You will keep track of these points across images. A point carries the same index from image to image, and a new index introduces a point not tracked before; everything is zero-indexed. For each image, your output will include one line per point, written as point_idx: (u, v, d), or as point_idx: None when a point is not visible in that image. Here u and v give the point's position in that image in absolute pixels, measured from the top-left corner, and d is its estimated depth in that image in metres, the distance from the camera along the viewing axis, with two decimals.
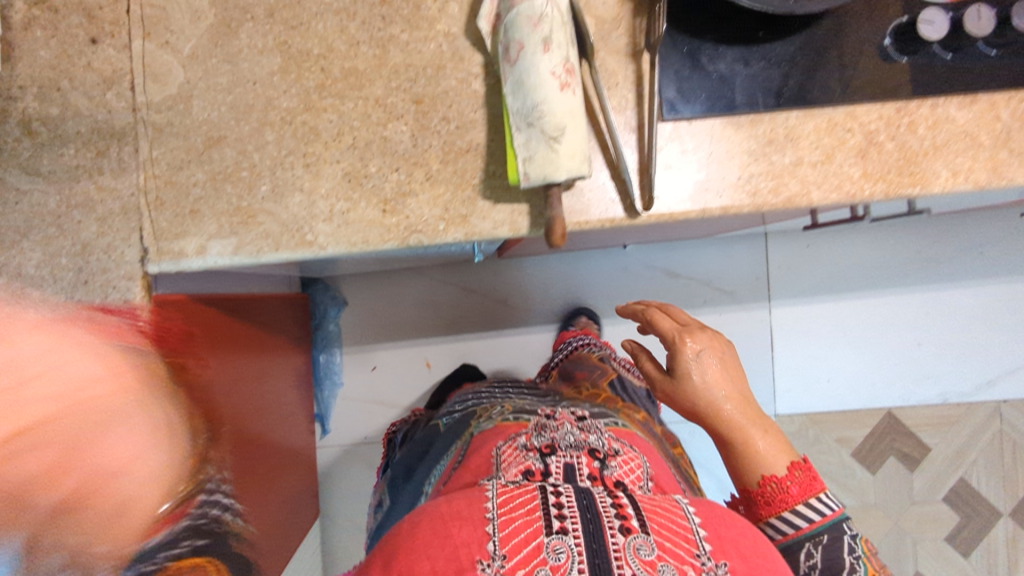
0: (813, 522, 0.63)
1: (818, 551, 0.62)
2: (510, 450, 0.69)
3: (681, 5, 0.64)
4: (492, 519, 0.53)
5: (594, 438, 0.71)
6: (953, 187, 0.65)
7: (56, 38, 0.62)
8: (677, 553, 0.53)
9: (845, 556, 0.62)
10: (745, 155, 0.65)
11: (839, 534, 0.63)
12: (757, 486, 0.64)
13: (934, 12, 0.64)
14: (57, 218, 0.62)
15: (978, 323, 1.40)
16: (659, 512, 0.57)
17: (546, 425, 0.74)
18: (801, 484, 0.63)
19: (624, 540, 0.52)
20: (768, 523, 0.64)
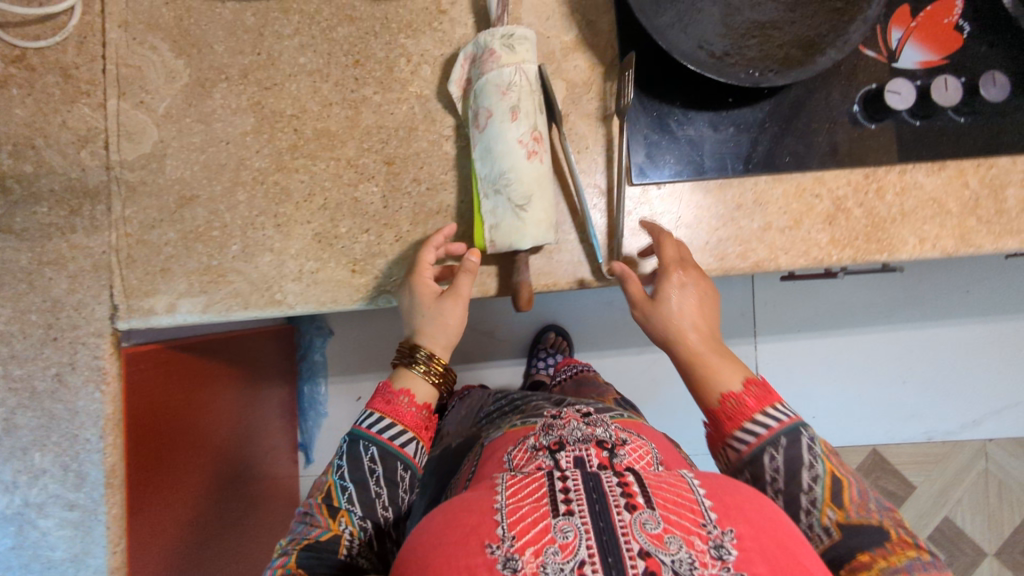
0: (772, 427, 0.52)
1: (779, 452, 0.51)
2: (522, 452, 0.55)
3: (652, 69, 0.64)
4: (501, 511, 0.43)
5: (601, 429, 0.54)
6: (920, 254, 0.66)
7: (32, 96, 0.62)
8: (683, 526, 0.41)
9: (805, 456, 0.51)
10: (713, 220, 0.65)
11: (800, 436, 0.52)
12: (717, 402, 0.55)
13: (900, 83, 0.64)
14: (29, 275, 0.62)
15: (965, 362, 1.35)
16: (664, 486, 0.45)
17: (551, 422, 0.57)
18: (758, 394, 0.54)
19: (630, 516, 0.41)
20: (728, 437, 0.54)
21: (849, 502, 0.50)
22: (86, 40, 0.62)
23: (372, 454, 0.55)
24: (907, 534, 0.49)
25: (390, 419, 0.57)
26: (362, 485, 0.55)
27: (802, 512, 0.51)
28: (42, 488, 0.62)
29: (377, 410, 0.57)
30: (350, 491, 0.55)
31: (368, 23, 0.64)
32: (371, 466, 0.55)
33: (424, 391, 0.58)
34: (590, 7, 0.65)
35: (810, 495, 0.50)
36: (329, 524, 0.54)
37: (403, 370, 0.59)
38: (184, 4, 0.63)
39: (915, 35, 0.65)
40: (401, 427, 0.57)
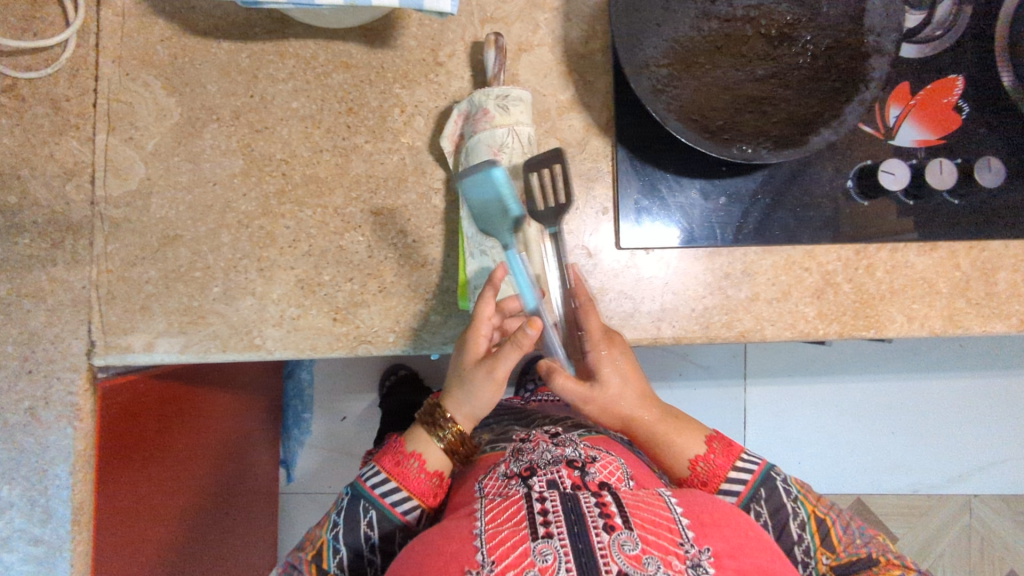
0: (748, 483, 0.61)
1: (762, 505, 0.60)
2: (493, 480, 0.56)
3: (647, 136, 0.64)
4: (481, 537, 0.47)
5: (571, 449, 0.58)
6: (908, 333, 0.65)
7: (20, 126, 0.61)
8: (660, 544, 0.46)
9: (786, 502, 0.61)
10: (701, 288, 0.64)
11: (772, 482, 0.62)
12: (687, 470, 0.62)
13: (894, 164, 0.64)
14: (6, 306, 0.61)
15: (952, 415, 1.32)
16: (639, 505, 0.49)
17: (520, 448, 0.60)
18: (722, 453, 0.62)
19: (608, 537, 0.45)
20: (710, 500, 0.61)
21: (838, 543, 0.61)
22: (79, 73, 0.62)
23: (370, 518, 0.58)
24: (892, 556, 0.59)
25: (398, 486, 0.59)
26: (355, 547, 0.59)
27: (802, 564, 0.60)
28: (7, 522, 0.62)
29: (387, 471, 0.60)
30: (341, 553, 0.59)
31: (364, 71, 0.63)
32: (366, 531, 0.58)
33: (434, 457, 0.60)
34: (588, 67, 0.65)
35: (803, 544, 0.60)
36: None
37: (426, 437, 0.61)
38: (180, 43, 0.63)
39: (912, 113, 0.65)
40: (405, 494, 0.59)
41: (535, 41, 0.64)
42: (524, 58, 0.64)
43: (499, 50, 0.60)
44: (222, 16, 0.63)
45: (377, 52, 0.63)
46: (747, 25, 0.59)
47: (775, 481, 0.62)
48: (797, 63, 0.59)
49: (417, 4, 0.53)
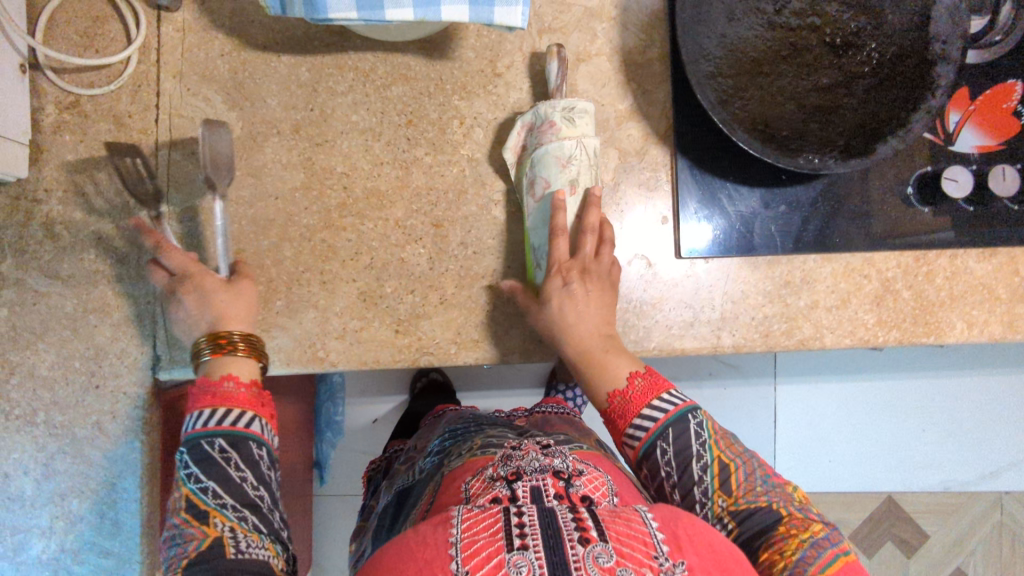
0: (661, 418, 0.54)
1: (667, 444, 0.53)
2: (479, 482, 0.51)
3: (705, 144, 0.64)
4: (455, 544, 0.41)
5: (558, 460, 0.52)
6: (967, 339, 0.65)
7: (85, 143, 0.62)
8: (636, 558, 0.41)
9: (692, 443, 0.53)
10: (760, 296, 0.64)
11: (686, 422, 0.54)
12: (606, 403, 0.56)
13: (958, 170, 0.65)
14: (73, 321, 0.62)
15: (986, 412, 1.28)
16: (615, 518, 0.44)
17: (509, 453, 0.54)
18: (642, 387, 0.55)
19: (584, 550, 0.40)
20: (624, 434, 0.55)
21: (736, 486, 0.53)
22: (141, 89, 0.63)
23: (220, 446, 0.53)
24: (796, 508, 0.52)
25: (218, 409, 0.54)
26: (224, 478, 0.52)
27: (699, 504, 0.53)
28: (76, 535, 0.62)
29: (201, 408, 0.54)
30: (212, 489, 0.52)
31: (423, 83, 0.64)
32: (223, 456, 0.53)
33: (242, 371, 0.57)
34: (646, 76, 0.65)
35: (701, 485, 0.53)
36: (204, 531, 0.50)
37: (210, 362, 0.56)
38: (240, 57, 0.63)
39: (972, 118, 0.65)
40: (238, 410, 0.55)
41: (593, 50, 0.65)
42: (582, 67, 0.65)
43: (562, 61, 0.60)
44: (281, 30, 0.63)
45: (436, 64, 0.64)
46: (811, 33, 0.59)
47: (688, 422, 0.54)
48: (862, 71, 0.58)
49: (487, 19, 0.53)
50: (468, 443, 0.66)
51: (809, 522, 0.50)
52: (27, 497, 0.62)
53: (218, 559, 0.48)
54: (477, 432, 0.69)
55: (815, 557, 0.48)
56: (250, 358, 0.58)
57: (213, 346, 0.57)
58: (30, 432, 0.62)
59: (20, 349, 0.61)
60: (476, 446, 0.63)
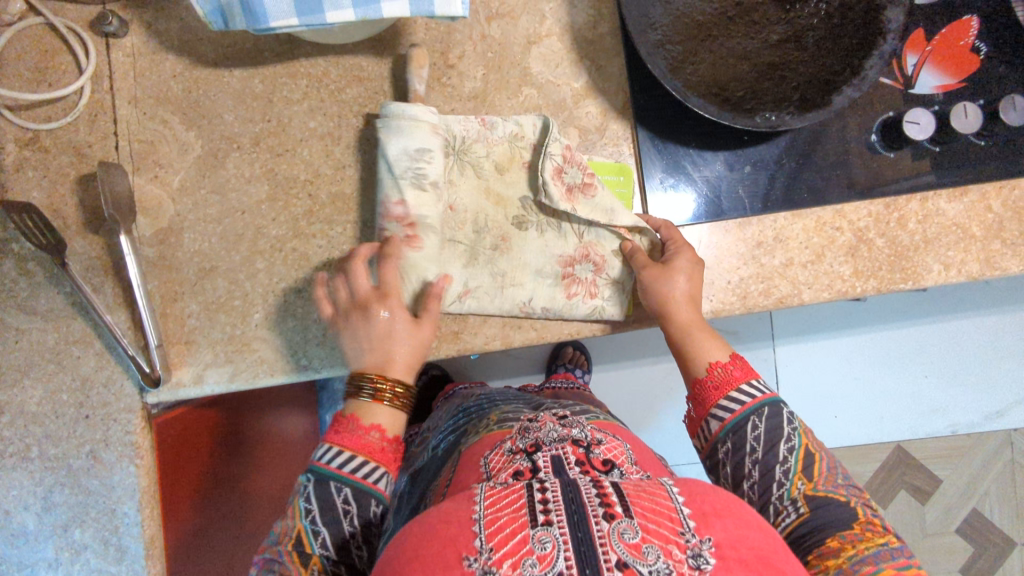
0: (755, 398, 0.56)
1: (762, 422, 0.55)
2: (498, 456, 0.53)
3: (665, 112, 0.64)
4: (479, 521, 0.42)
5: (576, 430, 0.55)
6: (946, 281, 0.64)
7: (48, 177, 0.62)
8: (662, 534, 0.41)
9: (784, 426, 0.55)
10: (735, 259, 0.64)
11: (779, 408, 0.57)
12: (704, 372, 0.58)
13: (918, 113, 0.64)
14: (57, 355, 0.62)
15: (986, 352, 1.27)
16: (640, 493, 0.44)
17: (526, 426, 0.57)
18: (743, 367, 0.58)
19: (608, 526, 0.41)
20: (713, 405, 0.57)
21: (818, 475, 0.54)
22: (98, 117, 0.63)
23: (345, 496, 0.52)
24: (870, 514, 0.53)
25: (358, 457, 0.53)
26: (337, 527, 0.52)
27: (775, 484, 0.54)
28: (83, 563, 0.63)
29: (337, 445, 0.54)
30: (323, 534, 0.52)
31: (377, 83, 0.64)
32: (344, 507, 0.52)
33: (392, 423, 0.56)
34: (598, 51, 0.65)
35: (784, 465, 0.54)
36: (299, 572, 0.51)
37: (368, 403, 0.56)
38: (193, 76, 0.63)
39: (929, 59, 0.66)
40: (370, 466, 0.54)
41: (543, 31, 0.65)
42: (534, 50, 0.65)
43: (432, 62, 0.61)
44: (231, 44, 0.63)
45: (388, 62, 0.64)
46: None
47: (782, 409, 0.57)
48: (812, 25, 0.58)
49: (428, 11, 0.53)
50: (483, 420, 0.69)
51: (885, 531, 0.51)
52: (30, 532, 0.62)
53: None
54: (491, 410, 0.73)
55: (890, 558, 0.48)
56: (394, 409, 0.57)
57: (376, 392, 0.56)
58: (25, 468, 0.62)
59: (7, 388, 0.62)
60: (491, 422, 0.66)
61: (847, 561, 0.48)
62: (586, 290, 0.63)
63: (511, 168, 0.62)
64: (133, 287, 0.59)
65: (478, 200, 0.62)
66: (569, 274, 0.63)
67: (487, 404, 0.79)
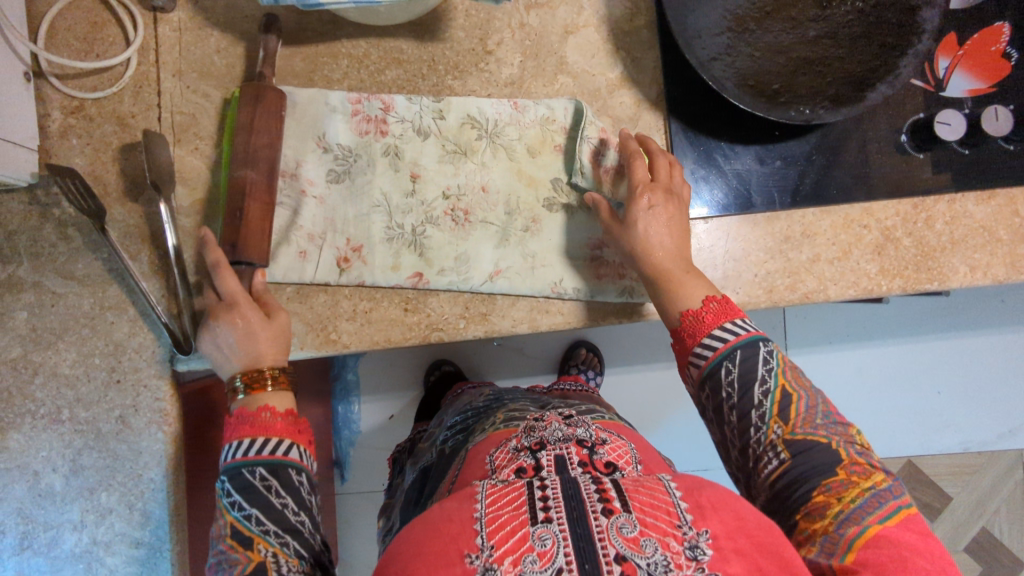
0: (728, 342, 0.53)
1: (733, 367, 0.53)
2: (503, 453, 0.53)
3: (697, 105, 0.65)
4: (479, 519, 0.42)
5: (582, 429, 0.55)
6: (971, 283, 0.64)
7: (91, 145, 0.63)
8: (660, 527, 0.42)
9: (758, 369, 0.53)
10: (762, 253, 0.65)
11: (756, 349, 0.53)
12: (678, 321, 0.56)
13: (949, 114, 0.66)
14: (91, 319, 0.63)
15: (1002, 369, 1.26)
16: (638, 487, 0.45)
17: (532, 425, 0.57)
18: (716, 312, 0.55)
19: (607, 521, 0.41)
20: (691, 353, 0.55)
21: (796, 416, 0.52)
22: (142, 89, 0.64)
23: (261, 475, 0.51)
24: (854, 450, 0.51)
25: (258, 438, 0.53)
26: (267, 506, 0.50)
27: (753, 428, 0.52)
28: (108, 527, 0.63)
29: (239, 438, 0.53)
30: (255, 516, 0.50)
31: (416, 66, 0.65)
32: (265, 484, 0.51)
33: (280, 401, 0.56)
34: (635, 44, 0.66)
35: (760, 410, 0.52)
36: (247, 556, 0.49)
37: (247, 397, 0.56)
38: (236, 52, 0.65)
39: (961, 63, 0.67)
40: (277, 439, 0.53)
41: (580, 22, 0.66)
42: (571, 40, 0.66)
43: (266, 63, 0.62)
44: None
45: (427, 46, 0.65)
46: None
47: (758, 348, 0.53)
48: (847, 21, 0.59)
49: None
50: (491, 417, 0.70)
51: (871, 471, 0.50)
52: (57, 493, 0.63)
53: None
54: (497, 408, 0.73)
55: (876, 506, 0.47)
56: (285, 389, 0.57)
57: (251, 380, 0.56)
58: (56, 430, 0.63)
59: (41, 349, 0.63)
60: (498, 420, 0.66)
61: (834, 520, 0.47)
62: (613, 273, 0.64)
63: (543, 151, 0.65)
64: (171, 254, 0.61)
65: (512, 182, 0.64)
66: (597, 257, 0.64)
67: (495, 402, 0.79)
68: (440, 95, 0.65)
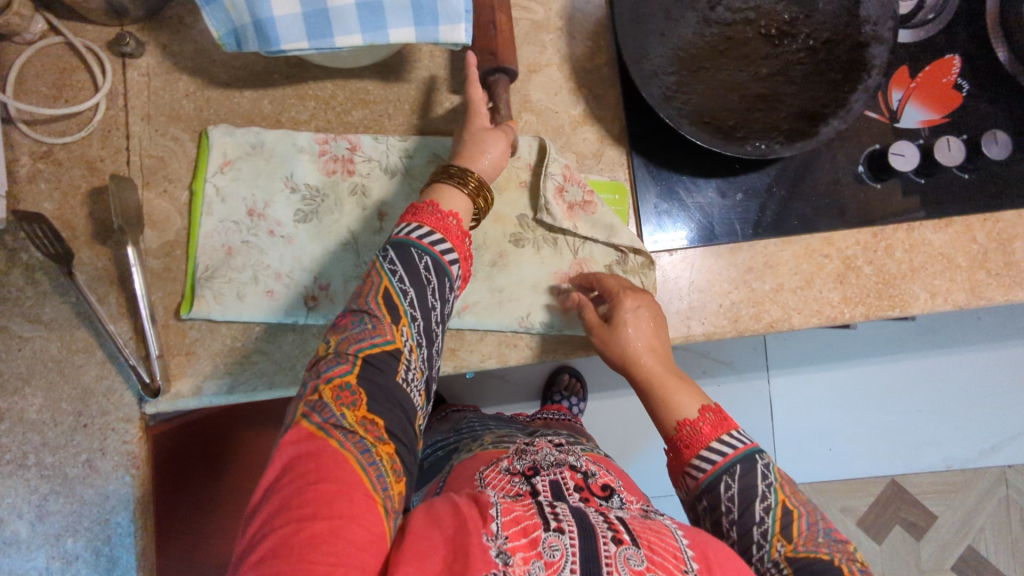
0: (727, 456, 0.54)
1: (733, 482, 0.53)
2: (495, 473, 0.54)
3: (660, 141, 0.67)
4: (495, 508, 0.45)
5: (573, 457, 0.58)
6: (932, 309, 0.65)
7: (59, 190, 0.64)
8: (667, 567, 0.43)
9: (758, 485, 0.53)
10: (726, 283, 0.66)
11: (753, 463, 0.54)
12: (674, 430, 0.56)
13: (903, 145, 0.66)
14: (59, 363, 0.63)
15: (980, 388, 1.27)
16: (646, 529, 0.47)
17: (522, 448, 0.59)
18: (712, 423, 0.55)
19: (615, 549, 0.43)
20: (687, 464, 0.55)
21: (797, 534, 0.52)
22: (111, 133, 0.65)
23: (427, 264, 0.52)
24: (857, 569, 0.50)
25: (437, 231, 0.53)
26: (422, 290, 0.51)
27: (755, 546, 0.52)
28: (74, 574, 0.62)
29: (422, 222, 0.53)
30: (411, 296, 0.50)
31: (382, 106, 0.67)
32: (427, 275, 0.51)
33: (463, 209, 0.56)
34: (595, 81, 0.67)
35: (762, 526, 0.52)
36: (393, 333, 0.49)
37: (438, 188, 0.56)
38: (204, 95, 0.66)
39: (914, 95, 0.69)
40: (446, 242, 0.53)
41: (542, 60, 0.68)
42: (533, 77, 0.67)
43: (227, 128, 0.64)
44: (242, 67, 0.66)
45: (393, 87, 0.67)
46: (746, 28, 0.61)
47: (756, 463, 0.54)
48: (798, 58, 0.61)
49: (433, 37, 0.56)
50: (479, 438, 0.70)
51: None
52: (22, 540, 0.61)
53: (388, 372, 0.48)
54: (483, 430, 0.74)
55: None
56: (469, 197, 0.56)
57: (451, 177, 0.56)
58: (21, 476, 0.62)
59: (7, 395, 0.62)
60: (486, 441, 0.67)
61: None
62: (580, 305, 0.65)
63: (508, 188, 0.66)
64: (138, 296, 0.61)
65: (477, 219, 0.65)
66: (564, 289, 0.65)
67: (478, 425, 0.79)
68: (406, 135, 0.66)
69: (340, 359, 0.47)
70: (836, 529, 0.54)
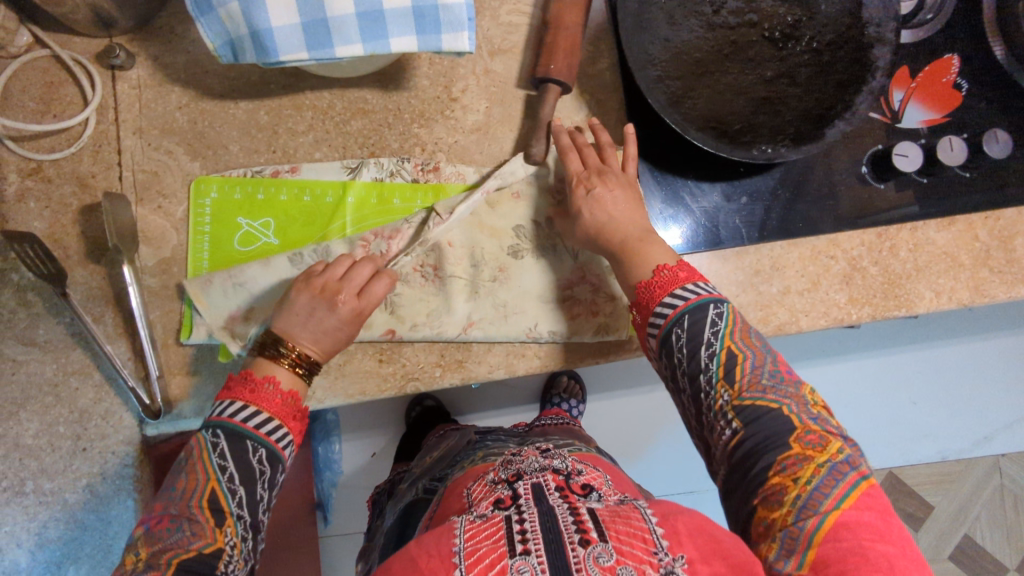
0: (676, 307, 0.54)
1: (682, 331, 0.53)
2: (481, 486, 0.53)
3: (664, 145, 0.67)
4: (458, 553, 0.43)
5: (557, 461, 0.55)
6: (938, 307, 0.65)
7: (50, 208, 0.62)
8: (636, 555, 0.43)
9: (705, 332, 0.52)
10: (733, 287, 0.65)
11: (704, 312, 0.53)
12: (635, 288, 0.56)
13: (909, 146, 0.66)
14: (54, 387, 0.61)
15: (970, 376, 1.25)
16: (615, 517, 0.46)
17: (508, 459, 0.57)
18: (667, 281, 0.55)
19: (583, 552, 0.43)
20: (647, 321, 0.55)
21: (742, 378, 0.51)
22: (102, 148, 0.63)
23: (261, 456, 0.51)
24: (810, 419, 0.50)
25: (259, 409, 0.52)
26: (250, 481, 0.50)
27: (703, 392, 0.52)
28: None
29: (252, 403, 0.52)
30: (240, 494, 0.50)
31: (382, 115, 0.65)
32: (259, 467, 0.51)
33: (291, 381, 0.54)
34: (598, 85, 0.67)
35: (708, 373, 0.52)
36: (214, 534, 0.47)
37: (260, 361, 0.54)
38: (198, 107, 0.64)
39: (915, 95, 0.69)
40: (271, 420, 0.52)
41: None
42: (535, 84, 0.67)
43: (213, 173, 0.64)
44: (237, 77, 0.65)
45: (393, 95, 0.66)
46: (750, 30, 0.61)
47: (707, 311, 0.53)
48: (803, 61, 0.60)
49: (436, 46, 0.54)
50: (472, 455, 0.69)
51: (827, 439, 0.49)
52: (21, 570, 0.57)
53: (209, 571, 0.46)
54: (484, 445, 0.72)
55: (830, 484, 0.47)
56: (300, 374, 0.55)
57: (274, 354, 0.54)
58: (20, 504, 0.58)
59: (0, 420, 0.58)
60: (480, 456, 0.66)
61: (790, 502, 0.47)
62: (587, 311, 0.65)
63: (501, 202, 0.65)
64: (137, 315, 0.59)
65: (473, 235, 0.64)
66: (569, 296, 0.65)
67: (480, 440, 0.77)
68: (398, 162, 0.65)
69: (150, 567, 0.45)
70: (789, 368, 0.54)
